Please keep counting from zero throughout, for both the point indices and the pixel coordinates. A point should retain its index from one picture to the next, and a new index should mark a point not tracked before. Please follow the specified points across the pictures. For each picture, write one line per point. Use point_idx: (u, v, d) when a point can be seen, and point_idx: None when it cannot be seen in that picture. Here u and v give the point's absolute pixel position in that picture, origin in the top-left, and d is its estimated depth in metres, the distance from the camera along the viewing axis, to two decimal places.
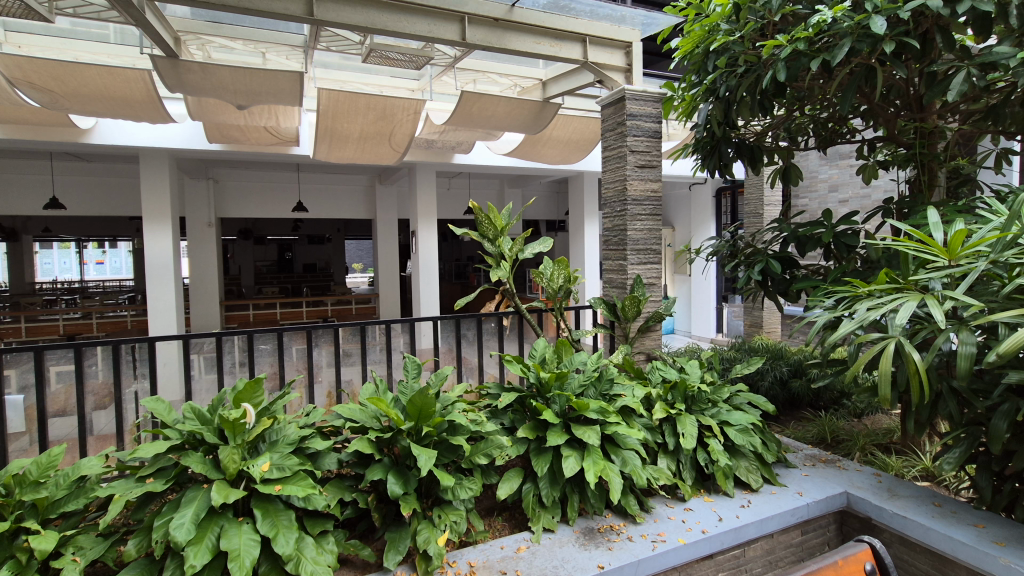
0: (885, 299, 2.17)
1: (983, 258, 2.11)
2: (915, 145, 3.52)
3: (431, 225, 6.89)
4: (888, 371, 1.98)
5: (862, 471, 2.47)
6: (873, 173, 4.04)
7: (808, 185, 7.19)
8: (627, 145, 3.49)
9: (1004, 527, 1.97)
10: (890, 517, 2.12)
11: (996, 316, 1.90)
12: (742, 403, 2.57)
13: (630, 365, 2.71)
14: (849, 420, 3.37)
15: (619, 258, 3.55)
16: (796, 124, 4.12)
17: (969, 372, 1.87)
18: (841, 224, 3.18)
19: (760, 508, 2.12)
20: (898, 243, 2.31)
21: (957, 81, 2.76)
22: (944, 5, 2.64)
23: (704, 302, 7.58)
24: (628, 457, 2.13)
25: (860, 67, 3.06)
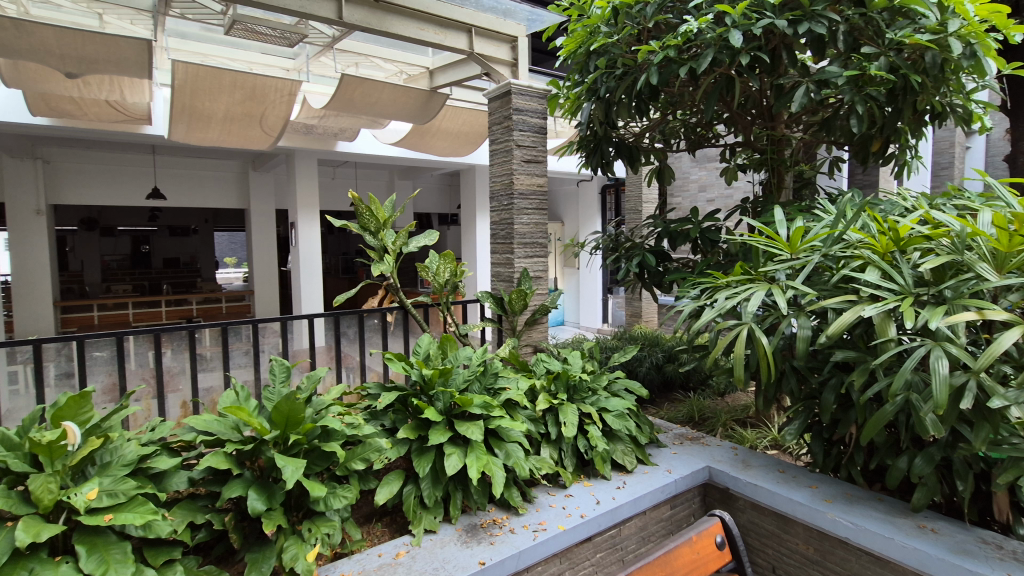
0: (739, 289, 2.39)
1: (817, 252, 2.39)
2: (766, 151, 3.93)
3: (313, 217, 6.47)
4: (742, 355, 2.18)
5: (721, 446, 2.70)
6: (733, 175, 4.45)
7: (680, 185, 7.79)
8: (513, 140, 3.50)
9: (832, 486, 2.26)
10: (743, 485, 2.33)
11: (826, 303, 2.15)
12: (619, 390, 2.69)
13: (515, 358, 2.73)
14: (713, 400, 3.70)
15: (506, 252, 3.57)
16: (669, 128, 4.42)
17: (805, 352, 2.11)
18: (706, 221, 3.48)
19: (634, 488, 2.23)
20: (750, 239, 2.55)
21: (799, 95, 3.11)
22: (789, 25, 2.95)
23: (591, 294, 7.93)
24: (511, 450, 2.13)
25: (721, 77, 3.34)
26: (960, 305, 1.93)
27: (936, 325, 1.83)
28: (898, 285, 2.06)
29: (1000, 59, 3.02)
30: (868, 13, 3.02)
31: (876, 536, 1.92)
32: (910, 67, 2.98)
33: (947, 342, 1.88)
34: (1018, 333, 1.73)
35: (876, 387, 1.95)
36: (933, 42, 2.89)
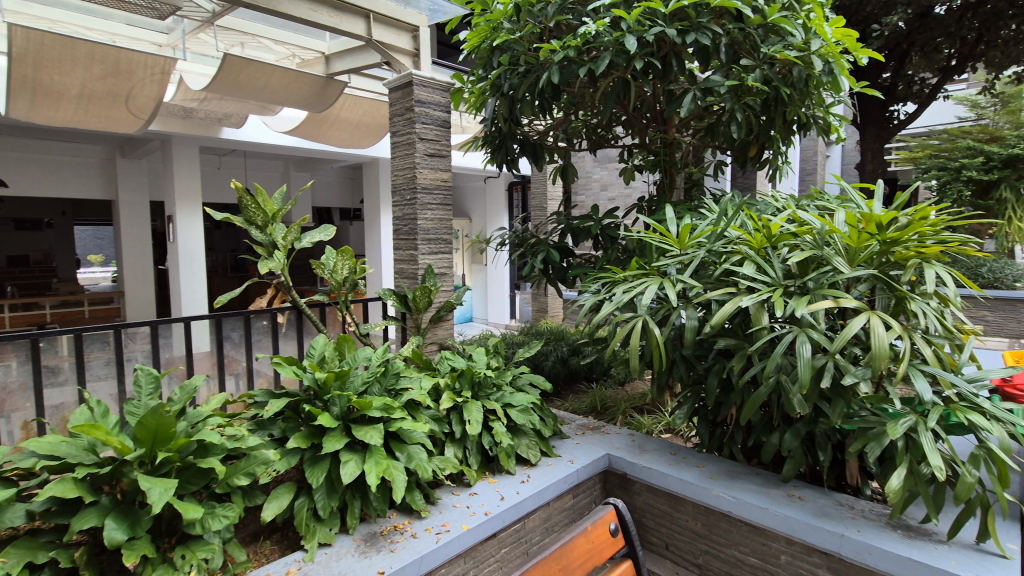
0: (634, 283, 2.50)
1: (702, 248, 2.56)
2: (660, 153, 4.18)
3: (194, 210, 5.89)
4: (636, 346, 2.28)
5: (620, 433, 2.81)
6: (631, 175, 4.68)
7: (583, 183, 8.07)
8: (415, 132, 3.40)
9: (717, 464, 2.44)
10: (640, 470, 2.45)
11: (710, 295, 2.31)
12: (523, 384, 2.71)
13: (418, 357, 2.65)
14: (614, 390, 3.87)
15: (409, 248, 3.47)
16: (572, 128, 4.55)
17: (692, 341, 2.25)
18: (606, 218, 3.63)
19: (538, 481, 2.25)
20: (644, 235, 2.68)
21: (687, 101, 3.34)
22: (678, 34, 3.12)
23: (499, 290, 7.99)
24: (413, 452, 2.06)
25: (618, 81, 3.47)
26: (820, 294, 2.16)
27: (801, 313, 2.04)
28: (770, 277, 2.26)
29: (852, 78, 3.42)
30: (745, 28, 3.28)
31: (753, 508, 2.10)
32: (780, 80, 3.29)
33: (809, 328, 2.09)
34: (864, 318, 1.97)
35: (752, 371, 2.13)
36: (799, 58, 3.20)
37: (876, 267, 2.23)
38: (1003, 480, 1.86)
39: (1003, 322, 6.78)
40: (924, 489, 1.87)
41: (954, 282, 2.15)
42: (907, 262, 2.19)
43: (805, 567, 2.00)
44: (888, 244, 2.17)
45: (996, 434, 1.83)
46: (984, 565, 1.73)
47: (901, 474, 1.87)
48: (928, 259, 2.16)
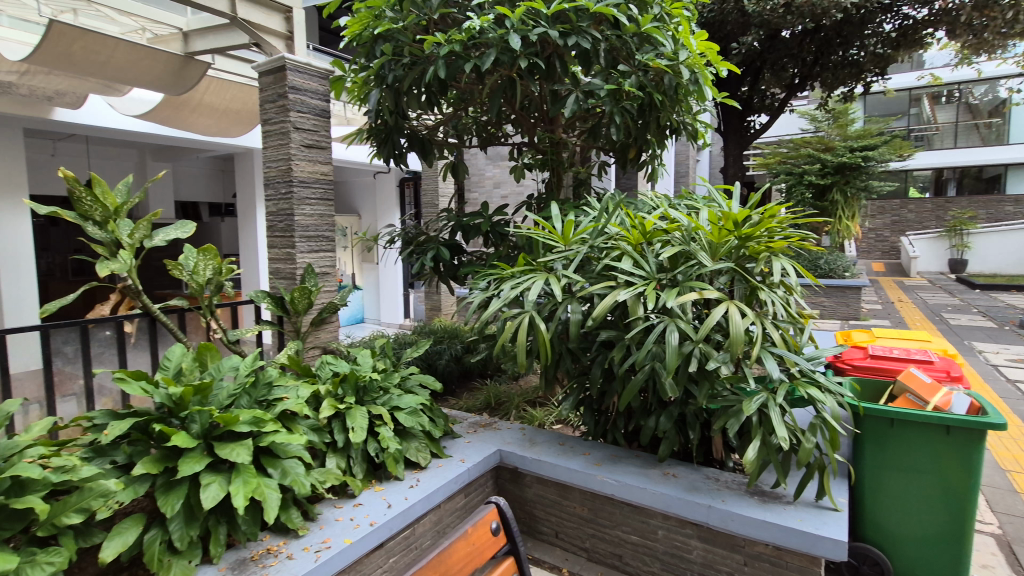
0: (521, 278, 2.53)
1: (585, 244, 2.65)
2: (547, 152, 4.30)
3: (19, 204, 5.02)
4: (523, 341, 2.30)
5: (511, 427, 2.81)
6: (521, 173, 4.76)
7: (476, 181, 8.09)
8: (290, 122, 3.16)
9: (602, 451, 2.54)
10: (530, 463, 2.47)
11: (591, 289, 2.39)
12: (413, 386, 2.62)
13: (295, 363, 2.47)
14: (508, 386, 3.92)
15: (286, 246, 3.22)
16: (462, 124, 4.52)
17: (576, 334, 2.32)
18: (495, 216, 3.64)
19: (427, 484, 2.19)
20: (530, 231, 2.71)
21: (570, 102, 3.45)
22: (560, 36, 3.19)
23: (391, 289, 7.76)
24: (288, 467, 1.91)
25: (503, 79, 3.48)
26: (687, 286, 2.33)
27: (671, 304, 2.19)
28: (645, 271, 2.40)
29: (714, 88, 3.74)
30: (622, 35, 3.44)
31: (633, 489, 2.22)
32: (653, 86, 3.50)
33: (678, 318, 2.26)
34: (724, 307, 2.17)
35: (630, 359, 2.25)
36: (669, 67, 3.43)
37: (734, 260, 2.45)
38: (834, 444, 2.13)
39: (835, 306, 7.90)
40: (775, 457, 2.10)
41: (796, 273, 2.43)
42: (759, 255, 2.43)
43: (679, 538, 2.17)
44: (743, 240, 2.40)
45: (828, 404, 2.10)
46: (821, 519, 1.99)
47: (756, 446, 2.08)
48: (775, 252, 2.42)
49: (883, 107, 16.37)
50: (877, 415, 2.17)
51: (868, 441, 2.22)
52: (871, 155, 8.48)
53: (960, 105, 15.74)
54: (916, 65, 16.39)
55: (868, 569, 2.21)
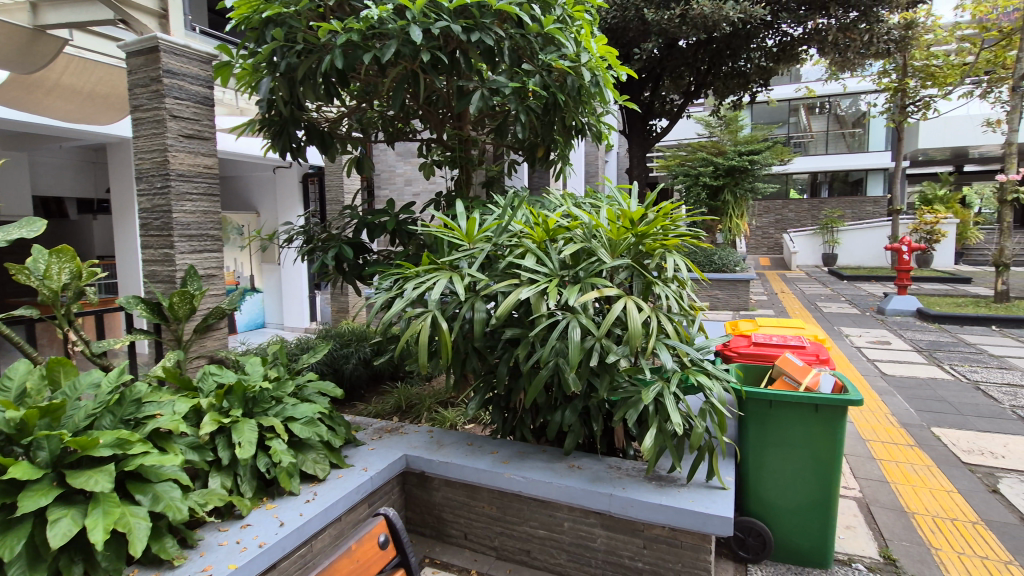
0: (425, 277, 2.46)
1: (489, 242, 2.64)
2: (455, 150, 4.25)
3: None
4: (426, 341, 2.24)
5: (418, 430, 2.73)
6: (430, 170, 4.68)
7: (386, 177, 7.86)
8: (166, 108, 2.85)
9: (510, 448, 2.54)
10: (436, 466, 2.41)
11: (495, 287, 2.38)
12: (310, 394, 2.47)
13: (173, 376, 2.24)
14: (419, 387, 3.85)
15: (163, 246, 2.92)
16: (366, 118, 4.35)
17: (481, 333, 2.30)
18: (402, 213, 3.54)
19: (325, 497, 2.06)
20: (433, 229, 2.65)
21: (475, 98, 3.43)
22: (463, 31, 3.14)
23: (295, 291, 7.32)
24: (161, 491, 1.72)
25: (406, 71, 3.37)
26: (588, 283, 2.39)
27: (572, 301, 2.23)
28: (548, 268, 2.43)
29: (615, 91, 3.87)
30: (525, 34, 3.46)
31: (539, 485, 2.24)
32: (557, 87, 3.54)
33: (579, 314, 2.30)
34: (622, 303, 2.24)
35: (534, 356, 2.27)
36: (571, 68, 3.49)
37: (632, 257, 2.55)
38: (722, 427, 2.28)
39: (727, 298, 8.56)
40: (670, 444, 2.20)
41: (688, 268, 2.58)
42: (654, 252, 2.55)
43: (583, 528, 2.23)
44: (640, 237, 2.50)
45: (716, 391, 2.24)
46: (711, 498, 2.12)
47: (653, 434, 2.17)
48: (668, 249, 2.55)
49: (767, 116, 17.97)
50: (758, 398, 2.35)
51: (751, 422, 2.40)
52: (757, 159, 9.25)
53: (830, 116, 17.65)
54: (794, 78, 18.13)
55: (753, 541, 2.39)
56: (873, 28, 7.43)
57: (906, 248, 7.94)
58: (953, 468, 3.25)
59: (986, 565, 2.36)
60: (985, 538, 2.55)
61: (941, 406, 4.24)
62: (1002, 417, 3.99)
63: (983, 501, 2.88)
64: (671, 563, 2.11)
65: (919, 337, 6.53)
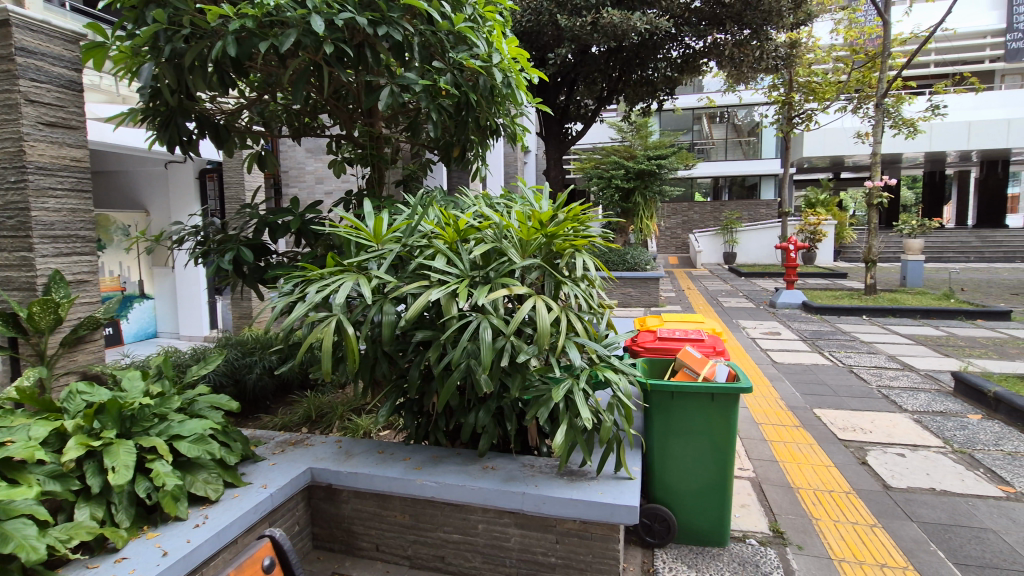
0: (329, 280, 2.34)
1: (398, 243, 2.56)
2: (367, 147, 4.11)
3: None
4: (329, 347, 2.13)
5: (325, 442, 2.60)
6: (340, 168, 4.50)
7: (295, 175, 7.48)
8: (20, 92, 2.50)
9: (423, 453, 2.48)
10: (344, 478, 2.31)
11: (404, 289, 2.31)
12: (201, 409, 2.27)
13: (30, 398, 1.98)
14: (330, 395, 3.68)
15: (20, 248, 2.57)
16: (269, 111, 4.09)
17: (390, 336, 2.23)
18: (308, 213, 3.36)
19: (218, 519, 1.90)
20: (338, 229, 2.53)
21: (383, 95, 3.33)
22: (369, 24, 3.03)
23: (193, 297, 6.75)
24: (12, 529, 1.50)
25: (308, 63, 3.19)
26: (499, 283, 2.39)
27: (482, 301, 2.22)
28: (458, 269, 2.41)
29: (528, 93, 3.91)
30: (436, 32, 3.38)
31: (452, 488, 2.20)
32: (469, 86, 3.52)
33: (490, 314, 2.30)
34: (532, 302, 2.26)
35: (445, 359, 2.23)
36: (483, 68, 3.45)
37: (543, 257, 2.59)
38: (628, 420, 2.37)
39: (639, 295, 8.98)
40: (580, 438, 2.25)
41: (596, 267, 2.65)
42: (564, 252, 2.60)
43: (498, 529, 2.23)
44: (550, 238, 2.54)
45: (622, 385, 2.32)
46: (618, 489, 2.19)
47: (563, 430, 2.21)
48: (577, 249, 2.62)
49: (674, 123, 19.08)
50: (660, 389, 2.47)
51: (655, 413, 2.52)
52: (664, 163, 9.78)
53: (728, 125, 19.08)
54: (697, 89, 19.40)
55: (659, 527, 2.51)
56: (763, 45, 8.09)
57: (793, 247, 8.75)
58: (830, 444, 3.61)
59: (856, 530, 2.63)
60: (856, 506, 2.85)
61: (822, 389, 4.71)
62: (870, 396, 4.50)
63: (854, 472, 3.22)
64: (582, 555, 2.16)
65: (804, 327, 7.21)
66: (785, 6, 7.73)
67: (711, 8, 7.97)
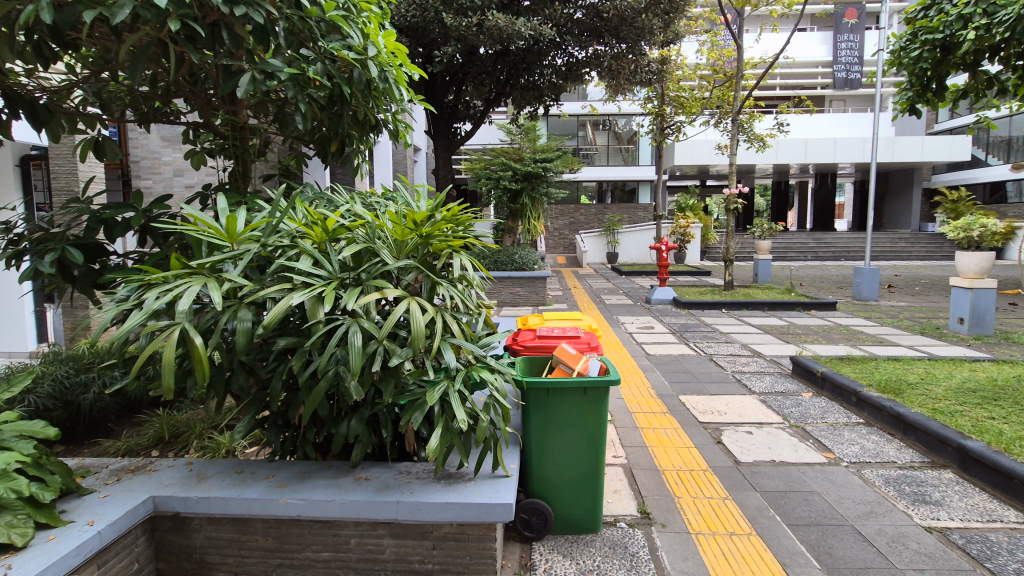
0: (173, 285, 2.09)
1: (257, 243, 2.35)
2: (229, 137, 3.75)
3: None
4: (171, 360, 1.90)
5: (172, 466, 2.31)
6: (200, 159, 4.06)
7: (149, 165, 6.68)
8: None
9: (289, 470, 2.30)
10: (194, 504, 2.08)
11: (264, 293, 2.12)
12: (5, 439, 1.91)
13: None
14: (188, 413, 3.33)
15: None
16: (108, 91, 3.58)
17: (246, 345, 2.03)
18: (155, 209, 2.98)
19: (24, 569, 1.61)
20: (184, 227, 2.26)
21: (244, 81, 3.04)
22: (225, 2, 2.74)
23: (14, 307, 5.73)
24: None
25: (151, 39, 2.81)
26: (370, 285, 2.29)
27: (351, 304, 2.11)
28: (326, 271, 2.26)
29: (407, 89, 3.80)
30: (305, 18, 3.16)
31: (320, 504, 2.07)
32: (342, 78, 3.33)
33: (361, 318, 2.19)
34: (405, 304, 2.19)
35: (310, 366, 2.09)
36: (357, 60, 3.27)
37: (419, 258, 2.52)
38: (505, 418, 2.39)
39: (527, 294, 9.22)
40: (456, 441, 2.22)
41: (474, 267, 2.64)
42: (441, 252, 2.55)
43: (371, 542, 2.13)
44: (425, 238, 2.48)
45: (498, 385, 2.33)
46: (494, 488, 2.20)
47: (439, 434, 2.16)
48: (455, 249, 2.59)
49: (560, 128, 19.88)
50: (537, 386, 2.52)
51: (533, 409, 2.57)
52: (549, 167, 10.13)
53: (610, 132, 20.29)
54: (581, 97, 20.39)
55: (537, 521, 2.56)
56: (637, 59, 8.69)
57: (665, 247, 9.51)
58: (692, 428, 3.95)
59: (712, 504, 2.90)
60: (712, 482, 3.14)
61: (687, 376, 5.17)
62: (726, 381, 5.03)
63: (711, 451, 3.56)
64: (459, 558, 2.14)
65: (674, 321, 7.87)
66: (656, 25, 8.39)
67: (591, 20, 8.38)
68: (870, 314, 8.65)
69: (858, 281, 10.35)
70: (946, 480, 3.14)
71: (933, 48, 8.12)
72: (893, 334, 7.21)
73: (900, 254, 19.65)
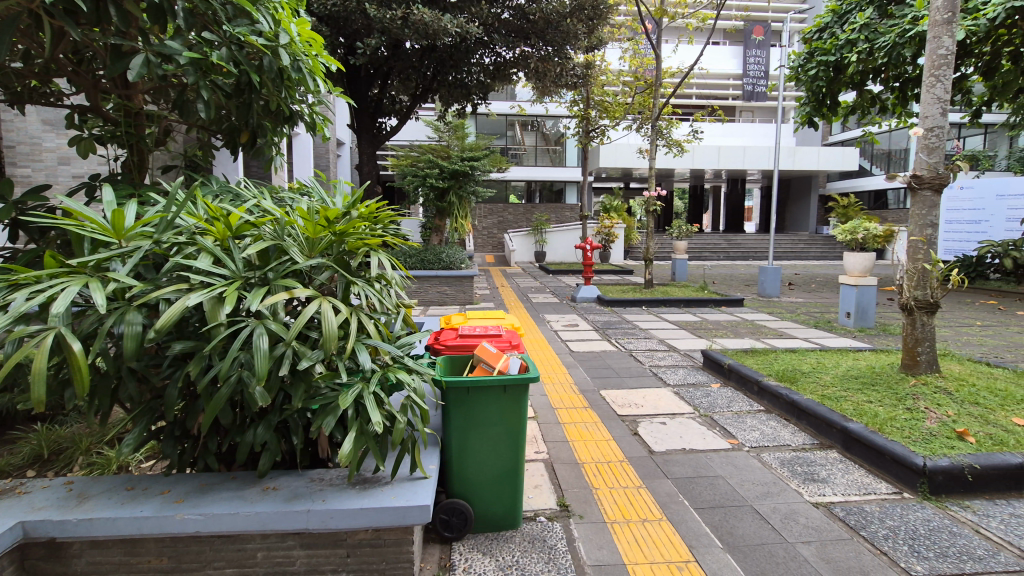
0: (46, 285, 1.87)
1: (149, 240, 2.16)
2: (121, 123, 3.42)
3: None
4: (42, 368, 1.70)
5: (48, 486, 2.08)
6: (87, 147, 3.68)
7: (27, 152, 5.98)
8: None
9: (188, 483, 2.14)
10: (74, 527, 1.89)
11: (156, 295, 1.96)
12: None
13: None
14: (72, 426, 3.01)
15: None
16: None
17: (135, 351, 1.86)
18: (29, 200, 2.66)
19: None
20: (61, 221, 2.03)
21: (136, 63, 2.79)
22: None
23: None
24: None
25: (22, 10, 2.51)
26: (278, 285, 2.17)
27: (256, 305, 2.00)
28: (229, 270, 2.12)
29: (324, 80, 3.62)
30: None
31: (221, 517, 1.95)
32: (250, 65, 3.12)
33: (267, 320, 2.08)
34: (316, 304, 2.11)
35: (210, 372, 1.95)
36: (266, 47, 3.07)
37: (333, 256, 2.43)
38: (423, 419, 2.35)
39: (455, 293, 9.17)
40: (372, 444, 2.16)
41: (392, 266, 2.58)
42: (357, 252, 2.47)
43: (280, 554, 2.04)
44: (340, 236, 2.39)
45: (416, 385, 2.29)
46: (412, 490, 2.16)
47: (352, 438, 2.09)
48: (372, 248, 2.52)
49: (489, 127, 19.95)
50: (457, 385, 2.51)
51: (452, 408, 2.56)
52: (476, 165, 10.09)
53: (538, 133, 20.61)
54: (509, 97, 20.58)
55: (457, 520, 2.55)
56: (563, 62, 8.84)
57: (589, 247, 9.79)
58: (611, 421, 4.10)
59: (627, 493, 3.03)
60: (627, 472, 3.28)
61: (607, 372, 5.37)
62: (643, 375, 5.27)
63: (628, 443, 3.71)
64: (374, 563, 2.09)
65: (597, 318, 8.13)
66: (581, 31, 8.52)
67: (517, 21, 8.48)
68: (772, 310, 9.38)
69: (763, 279, 11.19)
70: (832, 459, 3.47)
71: (827, 68, 8.95)
72: (792, 327, 7.87)
73: (799, 255, 21.49)
